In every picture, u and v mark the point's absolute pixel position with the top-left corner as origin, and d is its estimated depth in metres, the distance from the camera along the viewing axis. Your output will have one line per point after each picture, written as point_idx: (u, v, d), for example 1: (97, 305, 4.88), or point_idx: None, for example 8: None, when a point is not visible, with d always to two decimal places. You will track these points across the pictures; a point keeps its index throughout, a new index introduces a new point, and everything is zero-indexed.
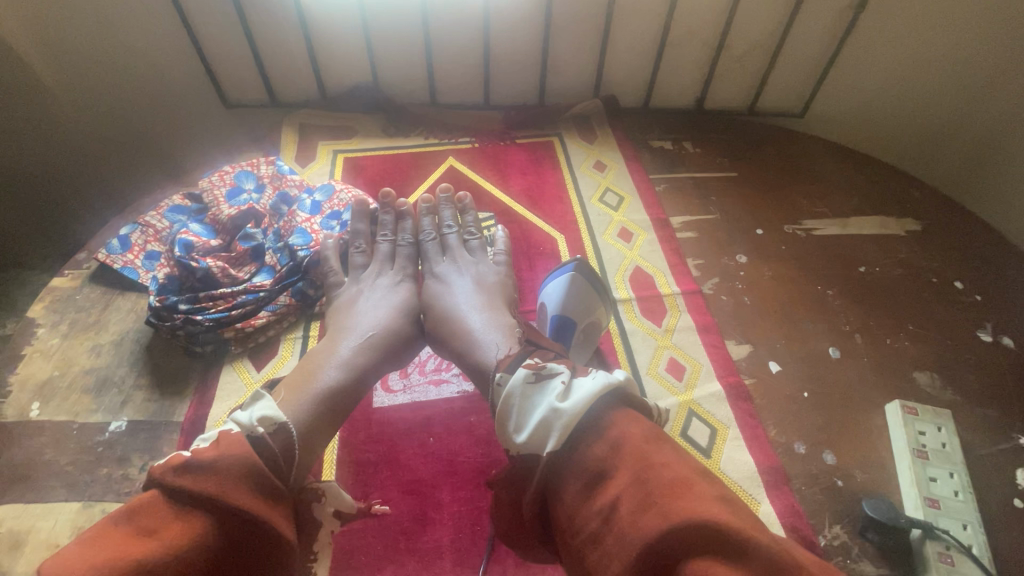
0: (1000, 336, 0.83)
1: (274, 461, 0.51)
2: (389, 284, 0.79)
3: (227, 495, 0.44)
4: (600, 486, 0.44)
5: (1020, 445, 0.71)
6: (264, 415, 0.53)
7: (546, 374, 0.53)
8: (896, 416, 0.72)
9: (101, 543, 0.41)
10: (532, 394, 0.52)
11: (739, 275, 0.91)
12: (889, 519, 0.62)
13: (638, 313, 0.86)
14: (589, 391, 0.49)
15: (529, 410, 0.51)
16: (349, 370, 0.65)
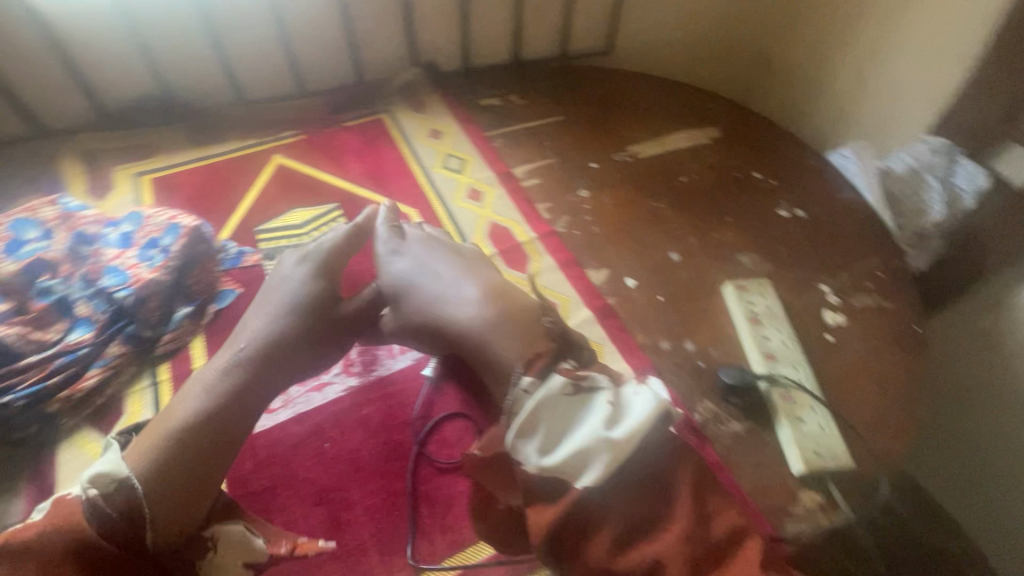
0: (793, 210, 0.99)
1: (117, 523, 0.50)
2: (287, 274, 0.72)
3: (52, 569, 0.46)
4: (652, 533, 0.49)
5: (823, 290, 0.87)
6: (103, 472, 0.52)
7: (582, 385, 0.54)
8: (731, 296, 0.84)
9: None
10: (568, 408, 0.53)
11: (586, 209, 0.98)
12: (740, 382, 0.73)
13: (503, 266, 0.88)
14: (642, 416, 0.51)
15: (569, 427, 0.52)
16: (224, 390, 0.60)
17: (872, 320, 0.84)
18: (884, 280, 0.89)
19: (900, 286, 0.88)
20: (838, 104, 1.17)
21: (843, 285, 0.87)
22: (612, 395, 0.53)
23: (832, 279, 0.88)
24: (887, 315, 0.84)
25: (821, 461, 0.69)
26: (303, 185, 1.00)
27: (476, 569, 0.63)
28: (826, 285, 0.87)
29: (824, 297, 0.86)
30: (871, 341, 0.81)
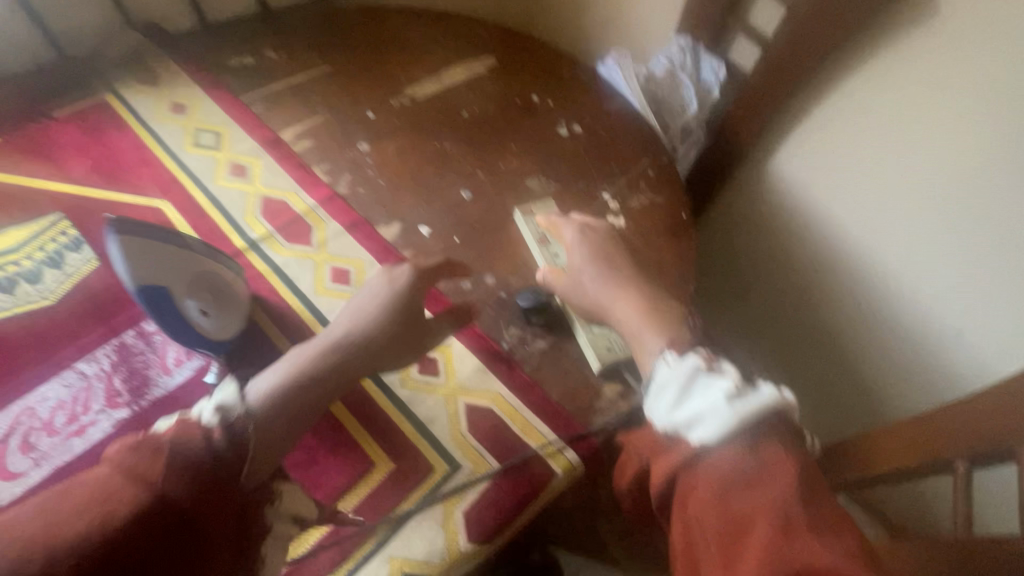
0: (571, 127, 1.03)
1: (234, 449, 0.47)
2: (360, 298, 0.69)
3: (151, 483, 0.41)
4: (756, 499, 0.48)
5: (605, 198, 0.92)
6: (224, 403, 0.51)
7: (717, 370, 0.56)
8: (519, 223, 0.86)
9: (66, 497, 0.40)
10: (696, 382, 0.56)
11: (369, 163, 0.92)
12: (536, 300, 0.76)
13: (283, 242, 0.81)
14: (758, 402, 0.52)
15: (692, 391, 0.56)
16: (292, 397, 0.57)
17: (648, 215, 0.91)
18: (655, 177, 0.97)
19: (667, 179, 0.97)
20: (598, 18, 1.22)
21: (622, 190, 0.94)
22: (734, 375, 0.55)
23: (612, 186, 0.94)
24: (659, 209, 0.93)
25: (612, 354, 0.72)
26: (3, 199, 0.80)
27: (305, 563, 0.59)
28: (607, 193, 0.93)
29: (606, 205, 0.92)
30: (649, 234, 0.89)
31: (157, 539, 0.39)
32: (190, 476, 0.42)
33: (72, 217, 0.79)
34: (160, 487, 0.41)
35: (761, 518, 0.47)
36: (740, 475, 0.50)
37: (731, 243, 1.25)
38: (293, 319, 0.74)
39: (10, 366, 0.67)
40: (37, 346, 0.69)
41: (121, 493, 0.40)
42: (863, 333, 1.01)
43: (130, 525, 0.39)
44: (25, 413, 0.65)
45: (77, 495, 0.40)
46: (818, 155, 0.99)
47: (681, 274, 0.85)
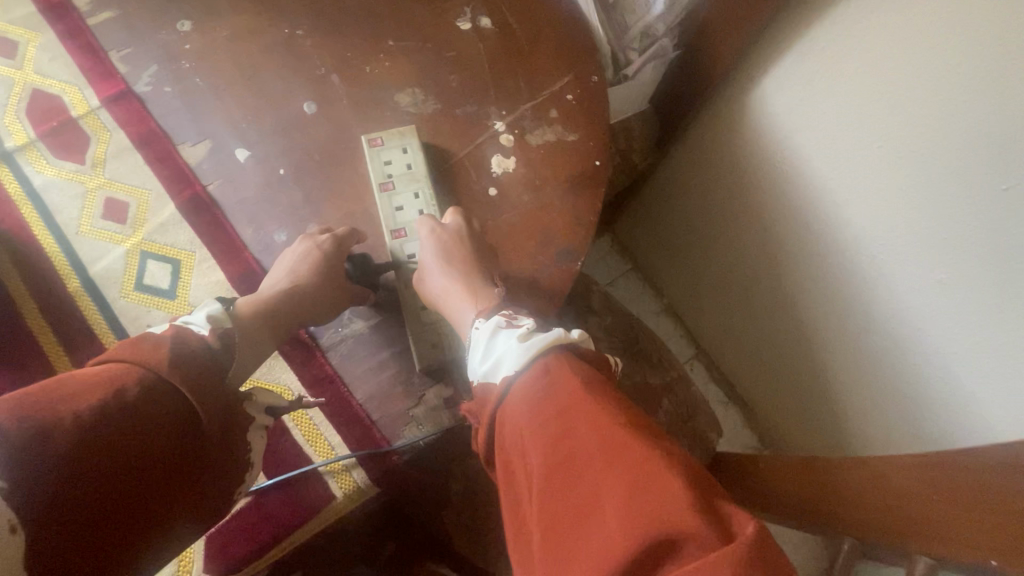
0: (478, 19, 0.74)
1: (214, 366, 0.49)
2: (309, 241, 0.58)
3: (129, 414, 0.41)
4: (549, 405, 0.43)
5: (496, 130, 0.69)
6: (215, 317, 0.52)
7: (517, 323, 0.52)
8: (365, 153, 0.64)
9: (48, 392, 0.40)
10: (494, 336, 0.51)
11: (184, 50, 0.67)
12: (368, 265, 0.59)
13: (48, 156, 0.63)
14: (546, 337, 0.48)
15: (491, 345, 0.51)
16: (258, 325, 0.55)
17: (550, 159, 0.68)
18: (575, 103, 0.71)
19: (591, 107, 0.71)
20: None
21: (523, 118, 0.70)
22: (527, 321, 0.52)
23: (510, 113, 0.70)
24: (569, 150, 0.69)
25: (437, 353, 0.57)
26: None
27: None
28: (499, 122, 0.69)
29: (495, 138, 0.69)
30: (543, 187, 0.67)
31: (165, 433, 0.43)
32: (197, 381, 0.46)
33: None
34: (169, 389, 0.44)
35: (559, 422, 0.41)
36: (537, 394, 0.44)
37: (699, 197, 1.05)
38: (46, 271, 0.60)
39: None
40: None
41: (128, 386, 0.42)
42: (798, 265, 0.89)
43: (149, 419, 0.43)
44: None
45: (91, 387, 0.41)
46: (812, 111, 0.75)
47: (570, 247, 0.66)
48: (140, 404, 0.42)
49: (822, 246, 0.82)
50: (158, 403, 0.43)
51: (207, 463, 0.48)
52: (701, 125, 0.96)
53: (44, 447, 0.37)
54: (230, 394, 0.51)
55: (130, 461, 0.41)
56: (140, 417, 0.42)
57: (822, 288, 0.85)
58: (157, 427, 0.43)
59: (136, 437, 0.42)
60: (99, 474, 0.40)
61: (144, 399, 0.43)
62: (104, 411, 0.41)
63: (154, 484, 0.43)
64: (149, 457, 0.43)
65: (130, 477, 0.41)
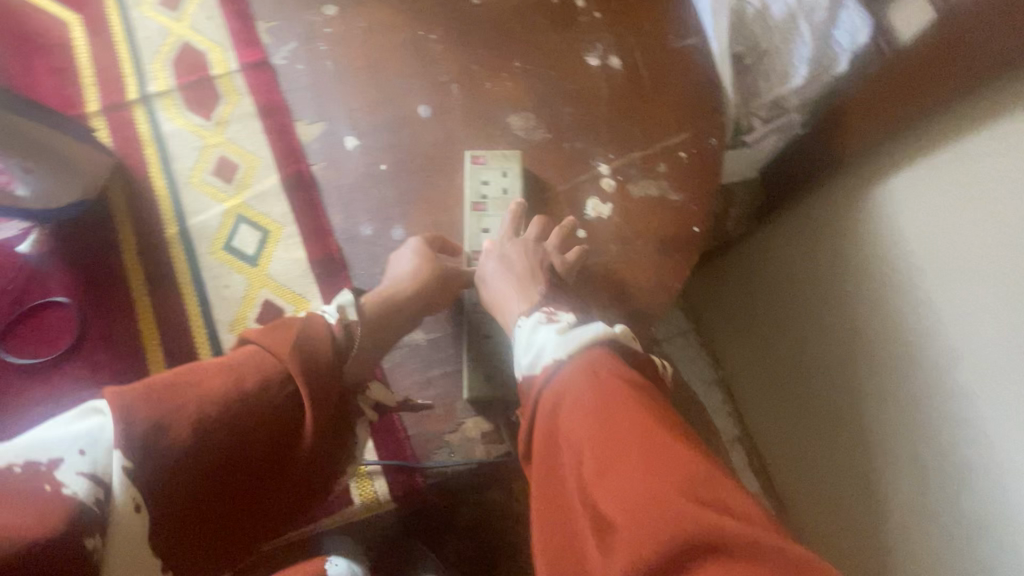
0: (608, 58, 0.74)
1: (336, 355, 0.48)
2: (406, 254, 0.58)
3: (252, 408, 0.41)
4: (582, 400, 0.43)
5: (599, 173, 0.67)
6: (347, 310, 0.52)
7: (556, 318, 0.52)
8: (466, 168, 0.63)
9: (181, 380, 0.41)
10: (532, 329, 0.51)
11: (324, 33, 0.71)
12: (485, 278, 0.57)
13: (181, 106, 0.66)
14: (583, 336, 0.48)
15: (531, 343, 0.51)
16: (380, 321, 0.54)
17: (648, 214, 0.66)
18: (686, 162, 0.69)
19: (700, 169, 0.68)
20: None
21: (630, 166, 0.68)
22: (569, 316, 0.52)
23: (617, 157, 0.68)
24: (669, 209, 0.66)
25: (488, 388, 0.56)
26: None
27: None
28: (604, 164, 0.68)
29: (596, 181, 0.67)
30: (635, 241, 0.64)
31: (274, 415, 0.43)
32: (310, 368, 0.44)
33: None
34: (287, 388, 0.43)
35: (629, 408, 0.41)
36: (588, 381, 0.44)
37: (784, 282, 0.97)
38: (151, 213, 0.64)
39: None
40: None
41: (248, 378, 0.42)
42: (868, 370, 0.80)
43: (259, 403, 0.42)
44: None
45: (218, 381, 0.42)
46: (945, 231, 0.66)
47: (642, 309, 0.62)
48: (258, 384, 0.42)
49: (910, 371, 0.73)
50: (273, 384, 0.43)
51: (308, 458, 0.45)
52: (806, 210, 0.89)
53: (157, 451, 0.37)
54: (350, 384, 0.51)
55: (244, 437, 0.41)
56: (259, 395, 0.42)
57: (898, 418, 0.75)
58: (263, 411, 0.42)
59: (252, 410, 0.41)
60: (210, 442, 0.40)
61: (260, 381, 0.42)
62: (222, 392, 0.41)
63: (256, 461, 0.42)
64: (263, 443, 0.42)
65: (240, 450, 0.41)
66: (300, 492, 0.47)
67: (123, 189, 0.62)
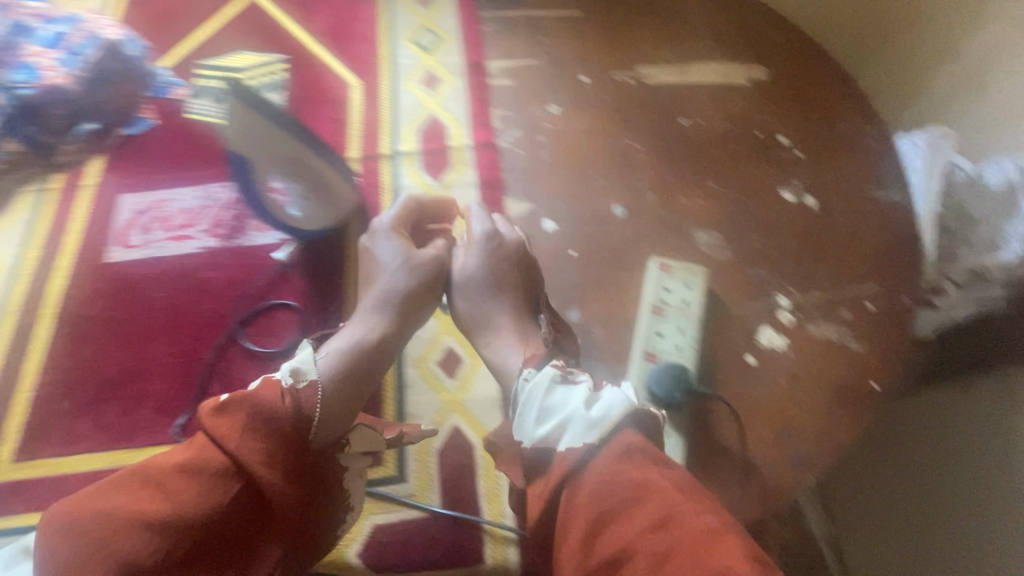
0: (804, 196, 0.76)
1: (296, 419, 0.51)
2: (392, 258, 0.63)
3: (202, 513, 0.47)
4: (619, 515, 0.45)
5: (777, 304, 0.68)
6: (298, 368, 0.54)
7: (572, 377, 0.55)
8: (650, 273, 0.68)
9: (108, 497, 0.47)
10: (546, 389, 0.54)
11: (545, 128, 0.82)
12: (654, 388, 0.58)
13: (419, 168, 0.78)
14: (612, 412, 0.50)
15: (549, 407, 0.53)
16: (351, 380, 0.55)
17: (821, 357, 0.65)
18: (872, 314, 0.67)
19: (889, 326, 0.66)
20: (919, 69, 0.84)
21: (810, 304, 0.68)
22: (585, 376, 0.55)
23: (798, 293, 0.69)
24: (846, 358, 0.65)
25: None
26: (261, 27, 0.91)
27: None
28: (784, 297, 0.69)
29: (773, 312, 0.68)
30: (804, 382, 0.63)
31: (233, 499, 0.48)
32: (258, 451, 0.49)
33: (288, 62, 0.88)
34: (225, 494, 0.48)
35: (652, 503, 0.45)
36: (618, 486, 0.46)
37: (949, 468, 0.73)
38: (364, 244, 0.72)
39: (180, 161, 0.78)
40: (199, 153, 0.79)
41: (185, 495, 0.47)
42: None
43: (185, 506, 0.47)
44: (163, 202, 0.74)
45: (146, 500, 0.46)
46: None
47: (806, 455, 0.60)
48: (188, 474, 0.48)
49: None
50: (222, 474, 0.48)
51: (291, 527, 0.52)
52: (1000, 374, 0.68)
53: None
54: (321, 448, 0.54)
55: (213, 530, 0.47)
56: (199, 496, 0.47)
57: None
58: (223, 497, 0.48)
59: (180, 514, 0.46)
60: (161, 536, 0.45)
61: (190, 481, 0.48)
62: (180, 492, 0.47)
63: (224, 530, 0.48)
64: (227, 537, 0.49)
65: (209, 534, 0.47)
66: (286, 559, 0.54)
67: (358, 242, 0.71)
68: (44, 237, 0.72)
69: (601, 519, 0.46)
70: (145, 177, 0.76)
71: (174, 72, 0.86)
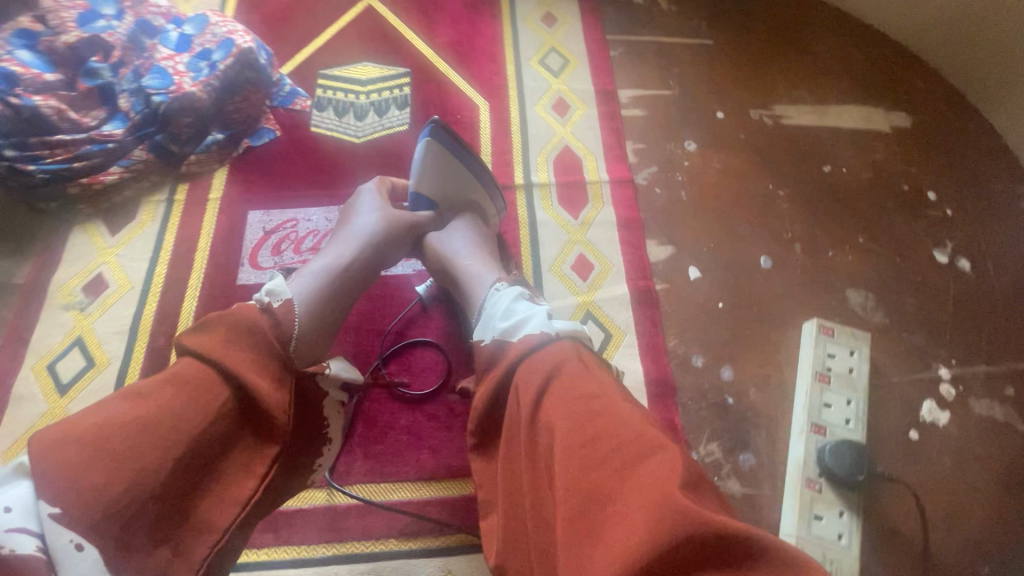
0: (957, 259, 0.73)
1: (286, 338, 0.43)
2: (370, 208, 0.59)
3: (189, 419, 0.37)
4: (556, 390, 0.39)
5: (939, 377, 0.65)
6: (276, 288, 0.47)
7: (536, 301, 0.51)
8: (812, 336, 0.65)
9: (97, 413, 0.36)
10: (511, 296, 0.50)
11: (682, 166, 0.78)
12: (832, 465, 0.56)
13: (555, 202, 0.75)
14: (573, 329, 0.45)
15: (512, 308, 0.48)
16: (319, 319, 0.48)
17: (988, 438, 0.62)
18: None
19: None
20: None
21: (973, 378, 0.65)
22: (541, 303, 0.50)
23: (959, 365, 0.66)
24: (1014, 440, 0.62)
25: None
26: (382, 36, 0.88)
27: (378, 509, 0.56)
28: (946, 369, 0.66)
29: (935, 384, 0.65)
30: (972, 463, 0.61)
31: (229, 408, 0.39)
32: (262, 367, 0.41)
33: (412, 77, 0.84)
34: (214, 403, 0.38)
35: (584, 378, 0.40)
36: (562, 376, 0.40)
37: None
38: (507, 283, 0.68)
39: (308, 179, 0.75)
40: (327, 172, 0.76)
41: (158, 419, 0.36)
42: None
43: (176, 412, 0.36)
44: (294, 222, 0.72)
45: (122, 422, 0.35)
46: None
47: (980, 544, 0.57)
48: (176, 385, 0.38)
49: None
50: (213, 398, 0.38)
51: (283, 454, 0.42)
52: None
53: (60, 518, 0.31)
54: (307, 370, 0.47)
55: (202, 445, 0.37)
56: (190, 404, 0.37)
57: None
58: (215, 409, 0.38)
59: (184, 418, 0.36)
60: (141, 449, 0.34)
61: (179, 392, 0.38)
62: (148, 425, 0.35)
63: (220, 453, 0.39)
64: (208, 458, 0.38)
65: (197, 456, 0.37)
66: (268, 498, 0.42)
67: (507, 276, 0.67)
68: (173, 252, 0.70)
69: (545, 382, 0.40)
70: (273, 195, 0.74)
71: (295, 80, 0.83)
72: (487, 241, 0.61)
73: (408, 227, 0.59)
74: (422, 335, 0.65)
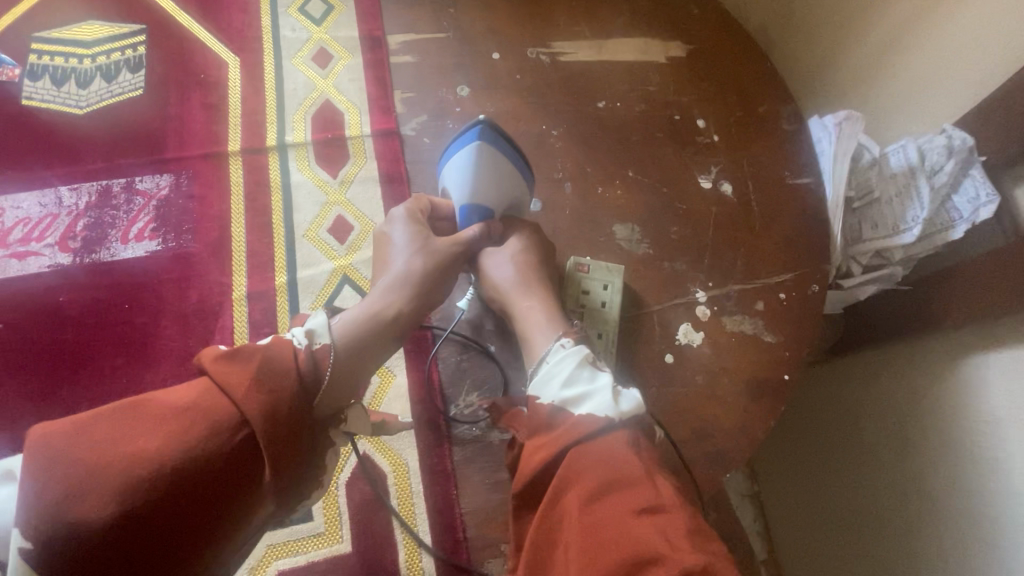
0: (720, 182, 0.74)
1: (302, 389, 0.44)
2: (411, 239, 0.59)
3: (202, 444, 0.38)
4: (564, 482, 0.42)
5: (694, 300, 0.67)
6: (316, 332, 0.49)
7: (601, 366, 0.51)
8: (569, 274, 0.66)
9: (126, 419, 0.40)
10: (567, 364, 0.50)
11: (454, 112, 0.74)
12: None
13: (312, 160, 0.69)
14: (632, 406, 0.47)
15: (576, 380, 0.48)
16: (355, 359, 0.50)
17: (738, 351, 0.65)
18: (786, 305, 0.67)
19: (800, 318, 0.67)
20: (824, 55, 0.83)
21: (727, 297, 0.67)
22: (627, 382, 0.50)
23: (716, 287, 0.68)
24: (761, 351, 0.65)
25: None
26: None
27: None
28: (702, 291, 0.68)
29: (691, 307, 0.67)
30: (720, 377, 0.63)
31: (241, 452, 0.40)
32: (267, 403, 0.41)
33: (148, 33, 0.74)
34: (224, 444, 0.39)
35: (594, 465, 0.42)
36: (602, 461, 0.42)
37: (892, 396, 0.72)
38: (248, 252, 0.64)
39: (15, 160, 0.66)
40: (40, 150, 0.67)
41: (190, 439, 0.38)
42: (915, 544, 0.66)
43: (194, 448, 0.38)
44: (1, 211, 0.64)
45: (141, 439, 0.38)
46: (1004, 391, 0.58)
47: (722, 453, 0.60)
48: (193, 410, 0.40)
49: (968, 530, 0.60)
50: (229, 417, 0.40)
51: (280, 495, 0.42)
52: (933, 340, 0.68)
53: (71, 535, 0.35)
54: (322, 416, 0.47)
55: (196, 481, 0.38)
56: (208, 431, 0.39)
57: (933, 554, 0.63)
58: (224, 441, 0.39)
59: (198, 446, 0.38)
60: (133, 482, 0.36)
61: (194, 415, 0.40)
62: (169, 431, 0.38)
63: (245, 487, 0.40)
64: (202, 494, 0.38)
65: (197, 490, 0.38)
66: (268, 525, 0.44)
67: (251, 246, 0.64)
68: None
69: (587, 466, 0.42)
70: None
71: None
72: (543, 277, 0.60)
73: (448, 258, 0.59)
74: (155, 323, 0.60)
